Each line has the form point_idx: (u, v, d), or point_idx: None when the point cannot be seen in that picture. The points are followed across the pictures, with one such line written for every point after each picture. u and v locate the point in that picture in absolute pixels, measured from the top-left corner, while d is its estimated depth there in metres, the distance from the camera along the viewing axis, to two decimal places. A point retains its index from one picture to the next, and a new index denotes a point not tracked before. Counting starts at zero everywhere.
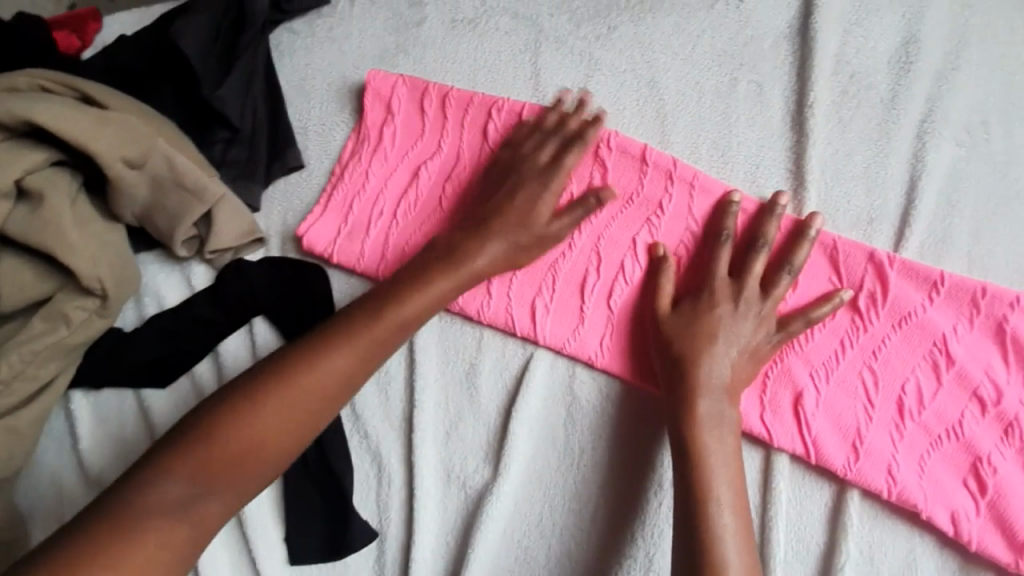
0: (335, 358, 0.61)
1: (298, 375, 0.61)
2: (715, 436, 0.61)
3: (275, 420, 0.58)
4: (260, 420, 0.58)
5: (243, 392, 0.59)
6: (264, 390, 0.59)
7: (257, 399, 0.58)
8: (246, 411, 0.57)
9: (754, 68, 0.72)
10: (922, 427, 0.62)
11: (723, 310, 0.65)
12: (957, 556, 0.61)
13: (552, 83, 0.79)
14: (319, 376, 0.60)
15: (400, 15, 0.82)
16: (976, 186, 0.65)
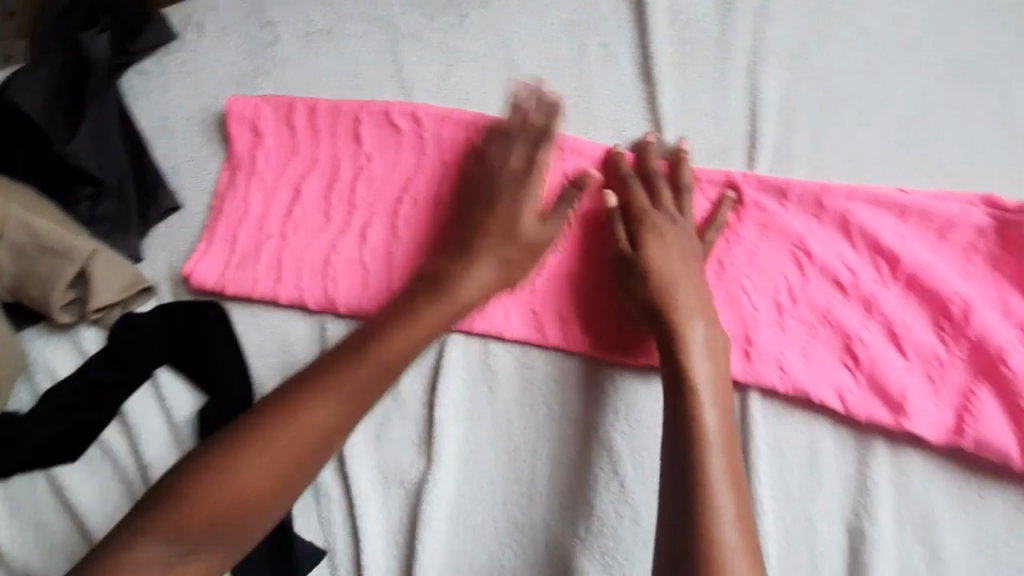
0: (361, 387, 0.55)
1: (349, 402, 0.54)
2: (716, 410, 0.53)
3: (253, 478, 0.51)
4: (245, 470, 0.51)
5: (247, 431, 0.53)
6: (265, 431, 0.52)
7: (249, 445, 0.52)
8: (226, 459, 0.51)
9: (599, 33, 0.71)
10: (800, 319, 0.59)
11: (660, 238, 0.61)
12: (901, 451, 0.55)
13: (418, 77, 0.74)
14: (299, 428, 0.53)
15: (252, 39, 0.80)
16: (809, 103, 0.64)
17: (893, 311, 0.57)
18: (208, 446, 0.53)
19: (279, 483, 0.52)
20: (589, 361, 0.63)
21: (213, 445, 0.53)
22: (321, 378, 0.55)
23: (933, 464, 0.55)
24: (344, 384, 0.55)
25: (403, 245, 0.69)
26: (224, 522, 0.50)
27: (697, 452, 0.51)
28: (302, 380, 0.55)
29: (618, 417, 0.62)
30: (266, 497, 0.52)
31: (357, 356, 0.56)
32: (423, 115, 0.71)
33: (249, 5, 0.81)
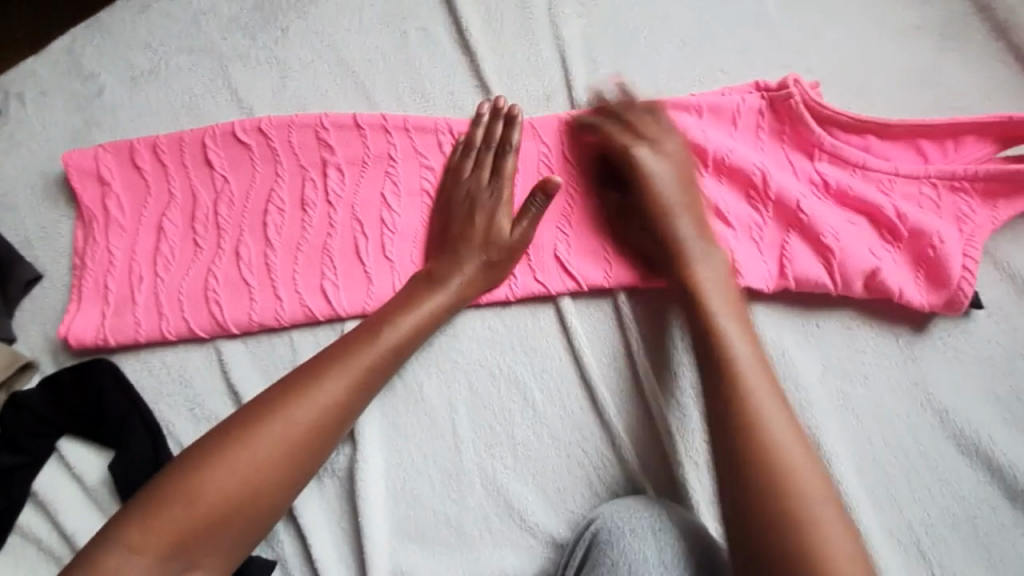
0: (347, 375, 0.60)
1: (312, 409, 0.58)
2: (737, 329, 0.57)
3: (235, 490, 0.54)
4: (225, 481, 0.54)
5: (226, 442, 0.55)
6: (245, 439, 0.55)
7: (228, 457, 0.55)
8: (208, 473, 0.54)
9: (415, 17, 0.77)
10: (643, 224, 0.66)
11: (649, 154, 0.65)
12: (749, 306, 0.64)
13: (254, 93, 0.77)
14: (283, 440, 0.56)
15: (78, 94, 0.79)
16: (605, 41, 0.73)
17: (713, 195, 0.66)
18: (190, 457, 0.55)
19: (261, 495, 0.55)
20: (478, 310, 0.68)
21: (195, 455, 0.55)
22: (308, 381, 0.59)
23: (776, 312, 0.64)
24: (305, 392, 0.58)
25: (278, 253, 0.71)
26: (209, 532, 0.52)
27: (710, 345, 0.57)
28: (297, 383, 0.59)
29: (515, 351, 0.67)
30: (250, 510, 0.54)
31: (366, 342, 0.62)
32: (267, 127, 0.73)
33: (67, 63, 0.80)
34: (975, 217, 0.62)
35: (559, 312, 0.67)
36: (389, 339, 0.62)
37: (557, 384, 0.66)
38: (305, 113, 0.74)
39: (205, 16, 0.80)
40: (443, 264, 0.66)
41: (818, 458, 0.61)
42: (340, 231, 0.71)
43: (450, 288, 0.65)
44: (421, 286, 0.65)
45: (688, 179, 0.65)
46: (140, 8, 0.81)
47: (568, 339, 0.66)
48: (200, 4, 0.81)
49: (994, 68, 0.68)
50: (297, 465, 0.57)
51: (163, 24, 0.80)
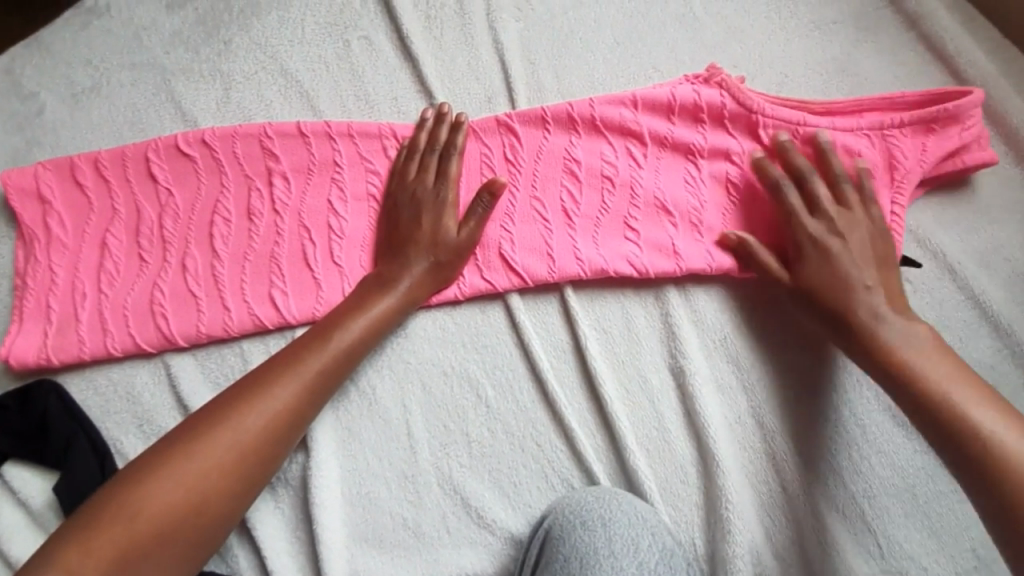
0: (297, 384, 0.60)
1: (259, 416, 0.58)
2: (970, 396, 0.55)
3: (183, 500, 0.53)
4: (171, 492, 0.53)
5: (171, 452, 0.55)
6: (188, 451, 0.55)
7: (173, 470, 0.54)
8: (154, 486, 0.53)
9: (357, 27, 0.79)
10: (586, 216, 0.67)
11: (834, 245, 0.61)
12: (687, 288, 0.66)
13: (198, 105, 0.77)
14: (235, 448, 0.56)
15: (17, 114, 0.78)
16: (542, 43, 0.75)
17: (651, 186, 0.67)
18: (132, 474, 0.54)
19: (208, 502, 0.54)
20: (428, 311, 0.68)
21: (136, 470, 0.54)
22: (252, 391, 0.59)
23: (716, 296, 0.66)
24: (252, 401, 0.58)
25: (227, 262, 0.70)
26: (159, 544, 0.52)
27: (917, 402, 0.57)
28: (240, 393, 0.59)
29: (465, 351, 0.67)
30: (200, 518, 0.54)
31: (318, 349, 0.61)
32: (208, 138, 0.73)
33: (7, 83, 0.80)
34: (901, 183, 0.65)
35: (505, 311, 0.68)
36: (339, 344, 0.62)
37: (508, 379, 0.66)
38: (248, 124, 0.74)
39: (147, 33, 0.80)
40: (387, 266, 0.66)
41: (762, 437, 0.62)
42: (288, 239, 0.71)
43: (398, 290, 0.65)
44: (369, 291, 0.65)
45: (865, 247, 0.61)
46: (80, 26, 0.81)
47: (518, 334, 0.67)
48: (141, 21, 0.81)
49: (906, 57, 0.72)
50: (244, 471, 0.56)
51: (104, 41, 0.80)
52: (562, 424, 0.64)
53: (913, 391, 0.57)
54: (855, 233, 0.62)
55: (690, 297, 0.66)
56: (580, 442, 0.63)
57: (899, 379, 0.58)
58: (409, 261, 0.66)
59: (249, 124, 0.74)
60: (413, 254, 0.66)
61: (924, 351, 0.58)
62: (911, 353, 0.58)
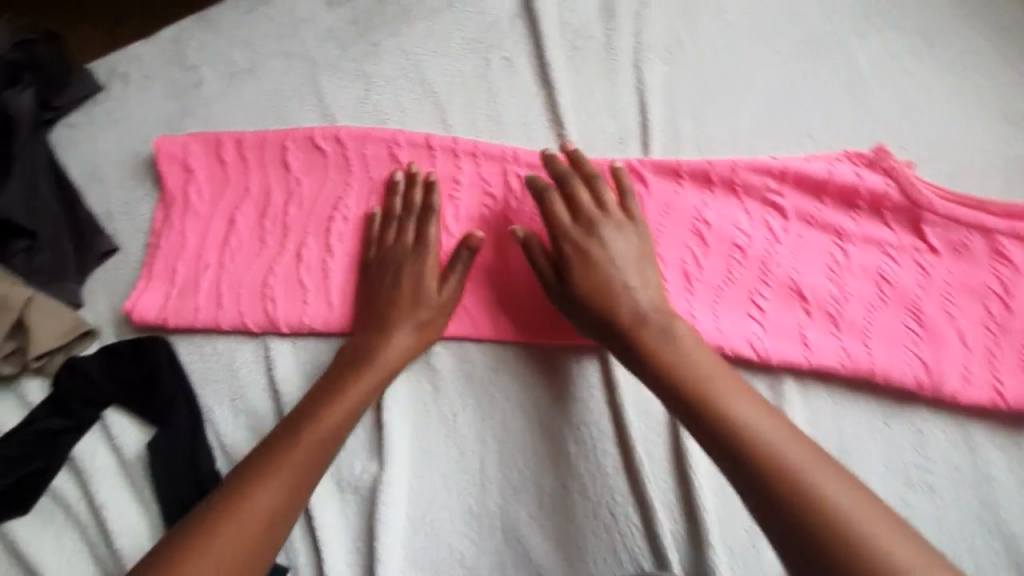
0: (333, 418, 0.61)
1: (289, 467, 0.58)
2: (801, 452, 0.50)
3: (234, 561, 0.53)
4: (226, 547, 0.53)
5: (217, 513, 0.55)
6: (235, 503, 0.55)
7: (216, 536, 0.53)
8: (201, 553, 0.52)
9: (500, 46, 0.78)
10: (707, 284, 0.63)
11: (601, 234, 0.64)
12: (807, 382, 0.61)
13: (338, 102, 0.80)
14: (277, 492, 0.56)
15: (177, 83, 0.84)
16: (689, 90, 0.71)
17: (786, 265, 0.63)
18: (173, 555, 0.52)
19: (258, 553, 0.54)
20: (523, 348, 0.68)
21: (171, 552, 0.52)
22: (286, 441, 0.60)
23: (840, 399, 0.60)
24: (277, 458, 0.58)
25: (338, 259, 0.72)
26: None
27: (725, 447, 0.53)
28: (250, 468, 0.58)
29: (556, 398, 0.66)
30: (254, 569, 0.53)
31: (340, 387, 0.63)
32: (342, 137, 0.76)
33: (173, 53, 0.86)
34: None
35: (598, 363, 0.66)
36: (365, 381, 0.64)
37: (591, 438, 0.64)
38: (381, 128, 0.76)
39: (304, 26, 0.84)
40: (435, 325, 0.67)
41: None
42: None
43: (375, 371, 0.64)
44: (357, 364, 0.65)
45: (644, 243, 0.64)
46: (246, 10, 0.86)
47: (610, 392, 0.64)
48: (301, 14, 0.85)
49: None
50: (284, 519, 0.56)
51: (265, 28, 0.85)
52: (643, 500, 0.61)
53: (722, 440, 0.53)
54: (621, 227, 0.64)
55: (814, 411, 0.60)
56: (661, 522, 0.60)
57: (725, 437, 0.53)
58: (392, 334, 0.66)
59: (383, 129, 0.76)
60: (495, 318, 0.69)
61: (762, 417, 0.53)
62: (739, 411, 0.54)
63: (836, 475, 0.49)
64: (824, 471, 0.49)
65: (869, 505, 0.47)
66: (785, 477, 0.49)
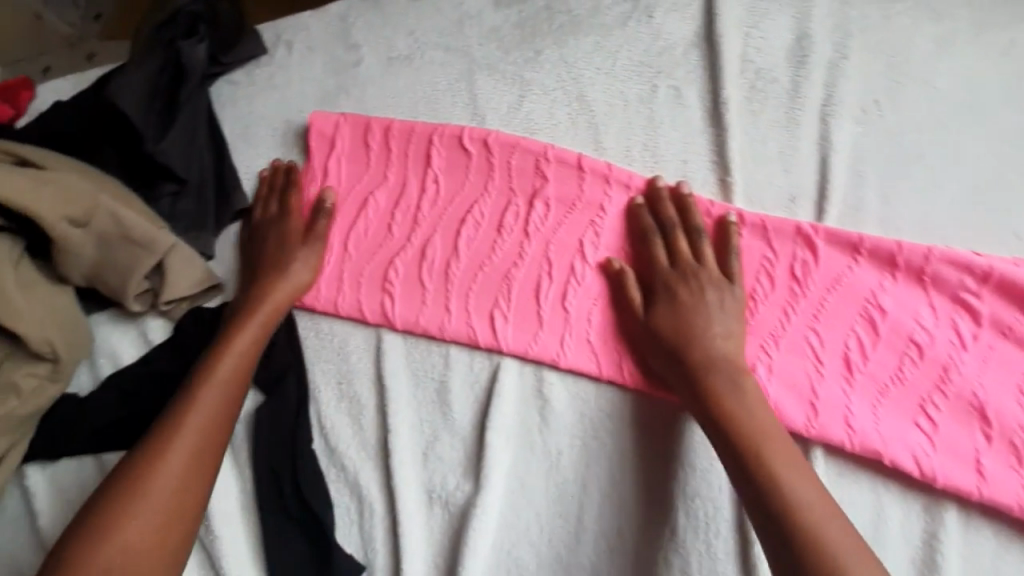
0: (223, 365, 0.65)
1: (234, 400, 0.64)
2: (795, 470, 0.52)
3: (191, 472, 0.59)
4: (181, 462, 0.59)
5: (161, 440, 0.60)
6: (173, 429, 0.60)
7: (179, 443, 0.60)
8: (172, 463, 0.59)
9: (671, 74, 0.73)
10: (871, 378, 0.58)
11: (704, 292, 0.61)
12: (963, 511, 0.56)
13: (490, 104, 0.78)
14: (199, 426, 0.61)
15: (337, 59, 0.85)
16: (881, 158, 0.64)
17: (971, 378, 0.56)
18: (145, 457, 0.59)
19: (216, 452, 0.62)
20: (642, 400, 0.64)
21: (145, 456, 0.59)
22: (193, 390, 0.63)
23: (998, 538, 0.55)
24: (195, 401, 0.62)
25: (464, 265, 0.70)
26: (177, 518, 0.58)
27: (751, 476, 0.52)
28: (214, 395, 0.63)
29: (672, 464, 0.62)
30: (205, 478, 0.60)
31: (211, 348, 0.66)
32: (492, 140, 0.73)
33: (338, 28, 0.87)
34: None
35: None
36: (242, 341, 0.66)
37: (705, 515, 0.60)
38: (531, 139, 0.73)
39: (470, 21, 0.83)
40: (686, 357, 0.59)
41: None
42: (527, 264, 0.69)
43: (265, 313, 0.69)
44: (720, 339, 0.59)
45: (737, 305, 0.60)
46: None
47: None
48: (468, 9, 0.84)
49: None
50: (225, 424, 0.63)
51: (430, 17, 0.85)
52: None
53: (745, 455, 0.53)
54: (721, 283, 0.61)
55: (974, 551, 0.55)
56: None
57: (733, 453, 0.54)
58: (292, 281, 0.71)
59: (531, 141, 0.73)
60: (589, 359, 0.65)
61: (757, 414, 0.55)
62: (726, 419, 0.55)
63: (796, 474, 0.52)
64: (792, 468, 0.52)
65: (822, 502, 0.50)
66: (774, 495, 0.51)
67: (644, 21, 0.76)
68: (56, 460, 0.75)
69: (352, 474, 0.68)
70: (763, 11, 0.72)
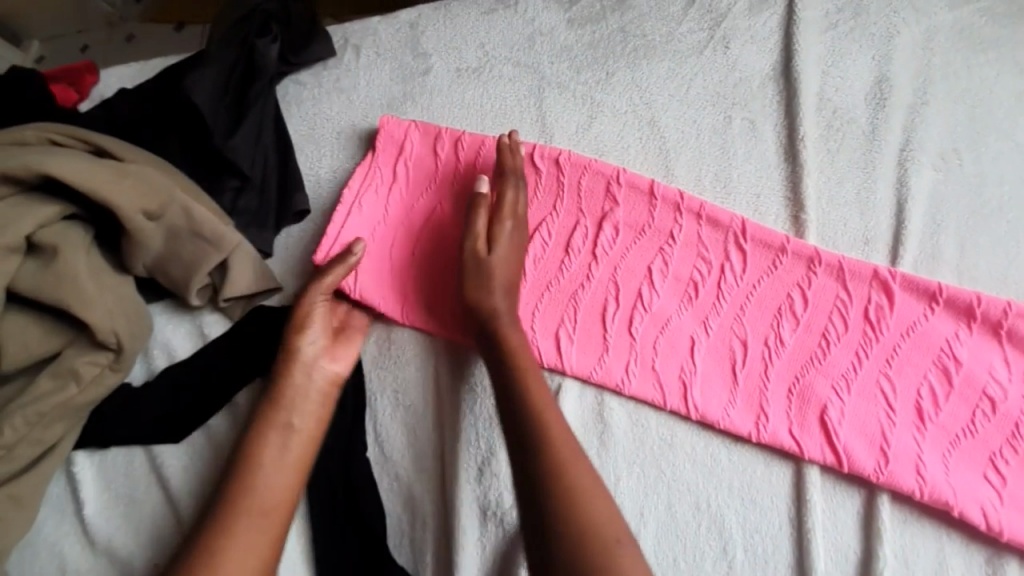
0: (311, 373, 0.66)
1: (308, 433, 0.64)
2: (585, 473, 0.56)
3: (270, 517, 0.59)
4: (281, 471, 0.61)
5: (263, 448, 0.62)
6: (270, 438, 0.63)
7: (262, 481, 0.60)
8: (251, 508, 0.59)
9: (745, 107, 0.73)
10: (942, 428, 0.58)
11: (507, 228, 0.68)
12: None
13: (559, 123, 0.79)
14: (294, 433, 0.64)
15: (405, 66, 0.86)
16: (959, 208, 0.64)
17: None
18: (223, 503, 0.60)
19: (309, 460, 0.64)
20: (704, 431, 0.63)
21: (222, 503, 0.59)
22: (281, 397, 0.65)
23: None
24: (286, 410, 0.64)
25: (530, 283, 0.71)
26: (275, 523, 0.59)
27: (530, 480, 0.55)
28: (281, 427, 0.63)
29: (732, 495, 0.61)
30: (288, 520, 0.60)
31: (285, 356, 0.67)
32: (563, 160, 0.73)
33: (407, 35, 0.87)
34: None
35: (784, 472, 0.61)
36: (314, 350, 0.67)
37: (764, 552, 0.59)
38: (604, 161, 0.73)
39: (541, 38, 0.83)
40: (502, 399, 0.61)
41: None
42: (593, 287, 0.69)
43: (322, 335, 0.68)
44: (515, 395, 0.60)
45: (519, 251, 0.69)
46: (487, 10, 0.86)
47: (799, 511, 0.59)
48: (540, 26, 0.84)
49: None
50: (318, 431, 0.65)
51: (501, 31, 0.85)
52: None
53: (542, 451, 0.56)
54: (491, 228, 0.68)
55: None
56: None
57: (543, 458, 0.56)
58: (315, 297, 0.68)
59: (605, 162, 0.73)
60: (450, 326, 0.70)
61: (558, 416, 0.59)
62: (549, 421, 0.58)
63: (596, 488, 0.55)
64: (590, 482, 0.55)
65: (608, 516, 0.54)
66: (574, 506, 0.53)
67: (720, 52, 0.77)
68: (106, 447, 0.75)
69: (405, 483, 0.68)
70: (843, 51, 0.73)
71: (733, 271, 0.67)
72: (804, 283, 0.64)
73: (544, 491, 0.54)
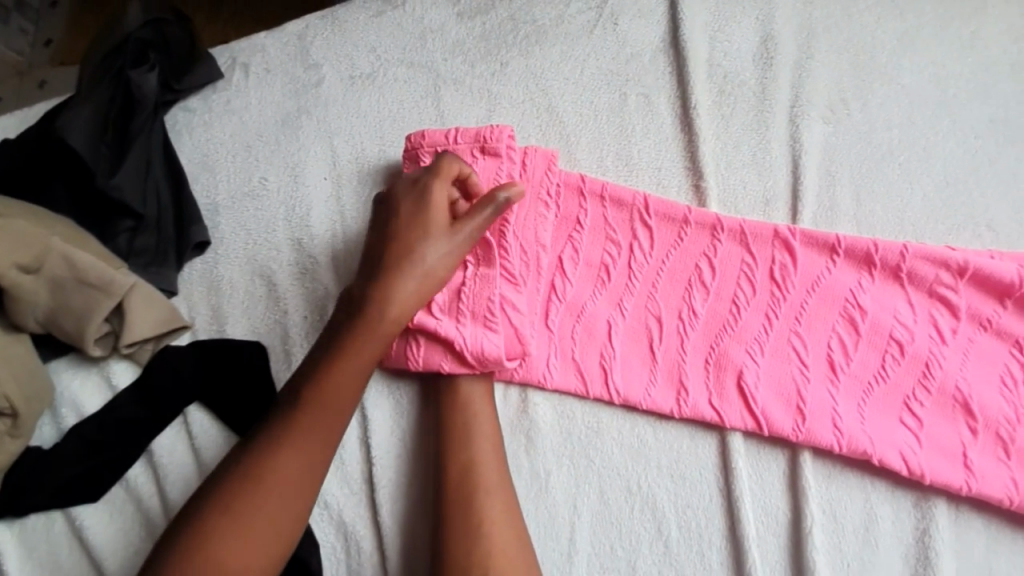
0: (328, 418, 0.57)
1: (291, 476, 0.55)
2: (495, 498, 0.58)
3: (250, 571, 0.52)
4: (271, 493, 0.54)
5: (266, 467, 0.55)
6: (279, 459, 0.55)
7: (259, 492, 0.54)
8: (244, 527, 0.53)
9: (639, 82, 0.73)
10: (854, 377, 0.58)
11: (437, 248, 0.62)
12: (951, 503, 0.56)
13: (458, 120, 0.77)
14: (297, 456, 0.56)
15: (297, 79, 0.83)
16: (851, 155, 0.65)
17: (953, 372, 0.56)
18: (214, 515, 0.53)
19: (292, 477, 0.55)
20: (629, 413, 0.62)
21: (202, 524, 0.52)
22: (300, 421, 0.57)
23: (986, 522, 0.55)
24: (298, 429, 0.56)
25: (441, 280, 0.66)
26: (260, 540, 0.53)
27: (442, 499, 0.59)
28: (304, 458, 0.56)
29: (663, 474, 0.60)
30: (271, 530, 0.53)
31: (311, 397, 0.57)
32: (452, 140, 0.69)
33: (296, 48, 0.84)
34: None
35: (709, 443, 0.60)
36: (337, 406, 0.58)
37: (699, 525, 0.58)
38: (494, 130, 0.67)
39: (432, 35, 0.81)
40: (445, 466, 0.60)
41: None
42: (501, 267, 0.65)
43: (352, 409, 0.59)
44: (453, 461, 0.59)
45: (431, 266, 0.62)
46: (375, 13, 0.84)
47: (727, 480, 0.58)
48: (429, 24, 0.82)
49: None
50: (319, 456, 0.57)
51: (391, 33, 0.83)
52: None
53: (463, 469, 0.59)
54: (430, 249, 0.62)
55: (963, 540, 0.55)
56: None
57: (460, 476, 0.59)
58: (430, 234, 0.63)
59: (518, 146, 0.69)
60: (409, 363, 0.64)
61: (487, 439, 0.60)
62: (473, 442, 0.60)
63: (502, 511, 0.57)
64: (498, 506, 0.57)
65: (504, 541, 0.56)
66: (473, 527, 0.56)
67: (610, 29, 0.76)
68: (23, 516, 0.70)
69: (336, 510, 0.65)
70: (727, 15, 0.72)
71: (642, 248, 0.65)
72: (710, 251, 0.63)
73: (447, 504, 0.58)
